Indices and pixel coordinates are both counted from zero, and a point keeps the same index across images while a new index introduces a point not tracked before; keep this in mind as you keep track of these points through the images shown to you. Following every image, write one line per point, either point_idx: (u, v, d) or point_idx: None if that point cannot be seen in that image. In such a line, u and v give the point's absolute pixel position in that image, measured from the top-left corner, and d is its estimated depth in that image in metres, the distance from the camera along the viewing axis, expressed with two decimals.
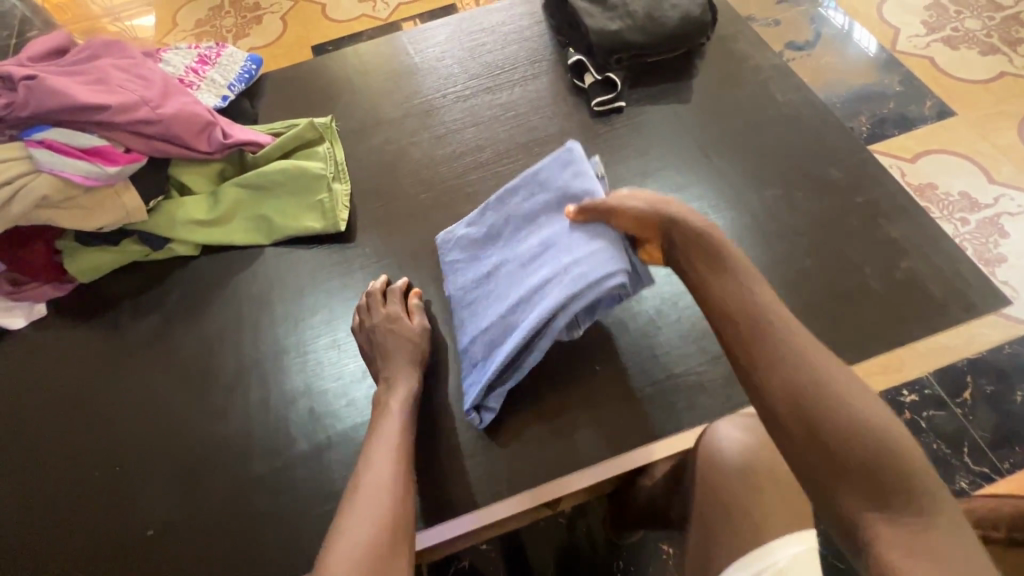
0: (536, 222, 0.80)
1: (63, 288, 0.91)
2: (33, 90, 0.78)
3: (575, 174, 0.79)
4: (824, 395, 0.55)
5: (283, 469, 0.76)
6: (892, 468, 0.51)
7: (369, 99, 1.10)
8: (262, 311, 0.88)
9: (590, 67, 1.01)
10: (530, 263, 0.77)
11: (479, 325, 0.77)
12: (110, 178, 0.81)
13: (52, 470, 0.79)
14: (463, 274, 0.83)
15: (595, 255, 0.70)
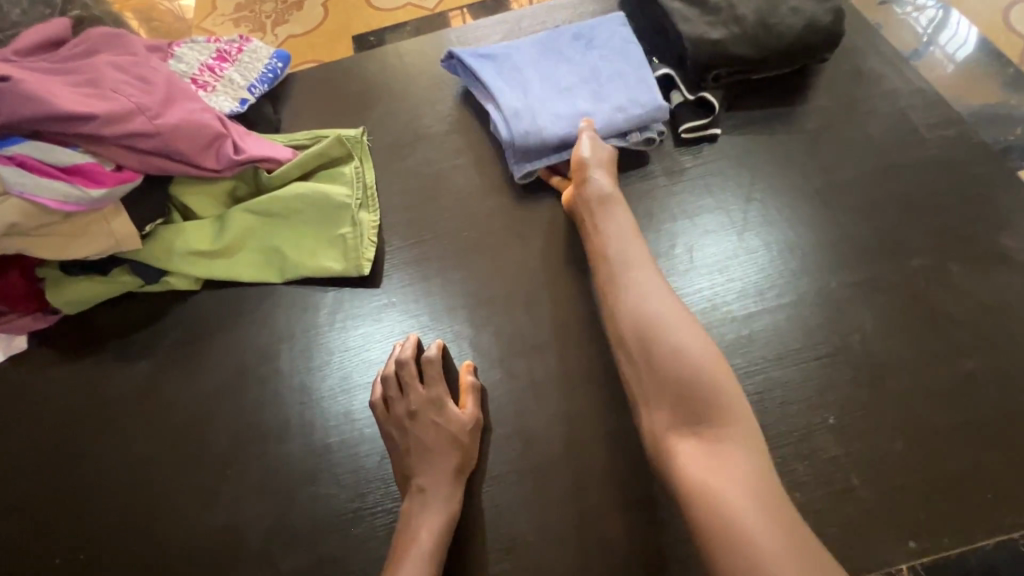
0: (603, 85, 0.80)
1: (45, 319, 0.78)
2: (6, 94, 0.64)
3: (620, 109, 0.77)
4: (658, 327, 0.58)
5: None
6: (708, 393, 0.54)
7: (408, 109, 0.93)
8: (256, 361, 0.74)
9: (680, 85, 0.81)
10: (561, 79, 0.81)
11: (515, 54, 0.83)
12: (93, 203, 0.67)
13: (13, 546, 0.68)
14: (580, 39, 0.85)
15: (527, 133, 0.76)
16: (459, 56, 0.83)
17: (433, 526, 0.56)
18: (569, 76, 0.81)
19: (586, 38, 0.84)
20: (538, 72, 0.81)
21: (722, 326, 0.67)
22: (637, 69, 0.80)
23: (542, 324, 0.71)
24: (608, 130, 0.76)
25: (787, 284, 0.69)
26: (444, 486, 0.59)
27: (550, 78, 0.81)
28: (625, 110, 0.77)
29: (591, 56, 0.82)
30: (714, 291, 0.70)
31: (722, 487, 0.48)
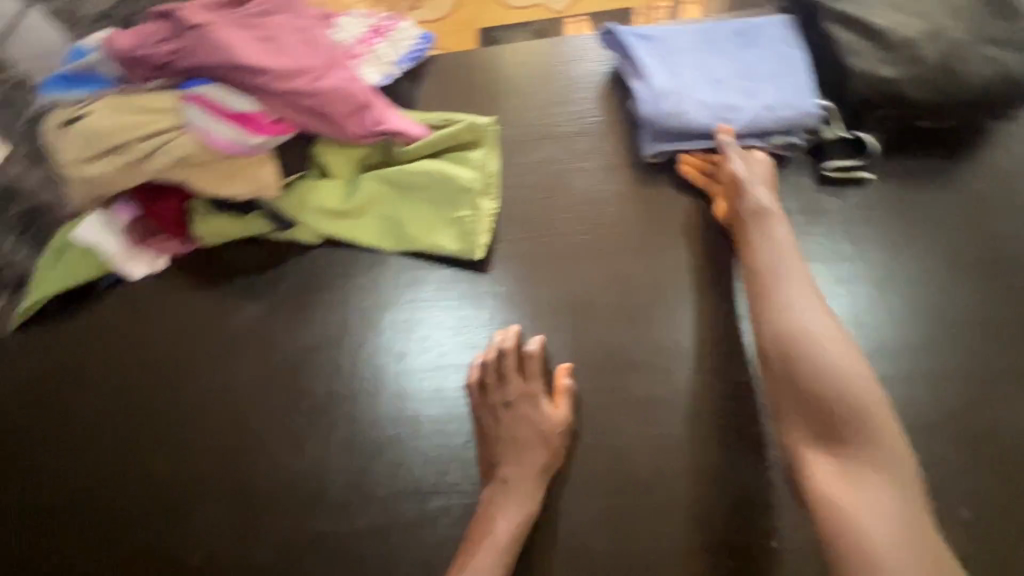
0: (757, 83, 0.79)
1: (186, 246, 0.86)
2: (202, 41, 0.71)
3: (767, 108, 0.76)
4: (801, 341, 0.55)
5: (347, 535, 0.64)
6: (854, 413, 0.52)
7: (540, 106, 0.94)
8: (364, 309, 0.78)
9: (836, 120, 0.76)
10: (715, 70, 0.82)
11: (675, 41, 0.87)
12: (251, 149, 0.73)
13: (129, 449, 0.76)
14: (744, 33, 0.86)
15: (666, 116, 0.78)
16: (617, 33, 0.90)
17: (509, 521, 0.57)
18: (724, 69, 0.82)
19: (749, 36, 0.85)
20: (693, 59, 0.84)
21: None
22: (797, 72, 0.79)
23: (647, 341, 0.69)
24: (750, 129, 0.76)
25: (916, 353, 0.66)
26: (526, 484, 0.59)
27: (704, 68, 0.83)
28: (774, 109, 0.76)
29: (751, 52, 0.83)
30: None
31: (867, 518, 0.46)
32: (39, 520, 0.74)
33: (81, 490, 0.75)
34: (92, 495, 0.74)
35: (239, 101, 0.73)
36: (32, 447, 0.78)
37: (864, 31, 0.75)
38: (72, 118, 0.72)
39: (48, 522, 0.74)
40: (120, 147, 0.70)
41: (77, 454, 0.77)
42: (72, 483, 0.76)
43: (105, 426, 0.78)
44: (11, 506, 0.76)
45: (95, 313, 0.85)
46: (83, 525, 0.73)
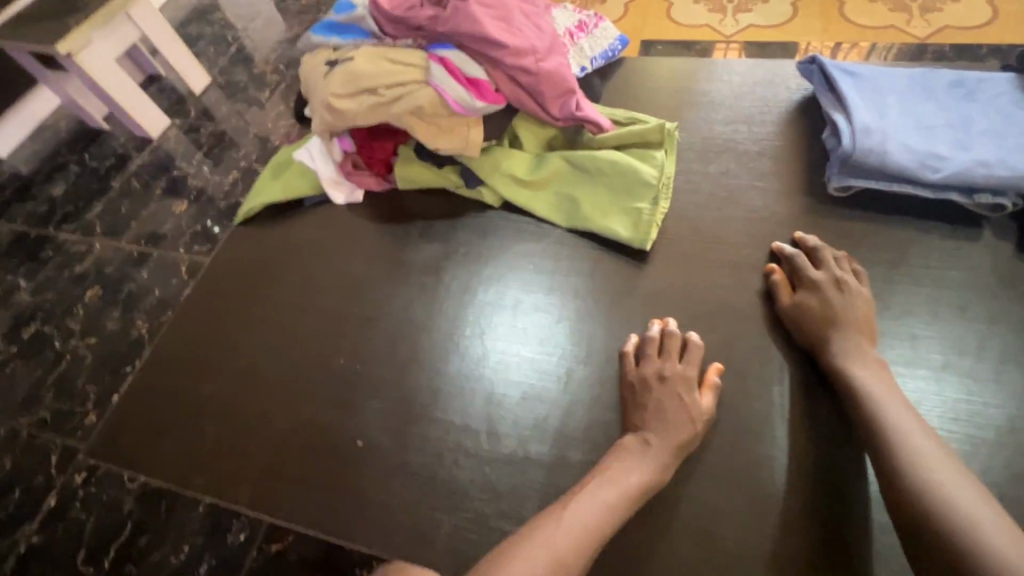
0: (971, 138, 0.78)
1: (382, 184, 0.99)
2: (458, 10, 0.81)
3: (982, 163, 0.74)
4: (891, 449, 0.58)
5: (486, 462, 0.72)
6: (956, 512, 0.52)
7: (722, 121, 0.97)
8: (518, 272, 0.86)
9: None
10: (924, 117, 0.81)
11: (883, 82, 0.87)
12: (469, 108, 0.82)
13: (305, 341, 0.87)
14: (958, 89, 0.84)
15: (870, 151, 0.77)
16: (823, 64, 0.91)
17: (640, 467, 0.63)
18: (934, 118, 0.81)
19: (966, 89, 0.84)
20: (902, 103, 0.84)
21: (1014, 452, 0.62)
22: (1019, 135, 0.76)
23: (801, 361, 0.71)
24: (958, 181, 0.74)
25: None
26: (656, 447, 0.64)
27: (913, 113, 0.82)
28: (988, 166, 0.74)
29: (965, 108, 0.82)
30: (1015, 412, 0.64)
31: None
32: (221, 382, 0.86)
33: (256, 366, 0.87)
34: (267, 372, 0.86)
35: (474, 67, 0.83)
36: (228, 322, 0.92)
37: None
38: (338, 59, 0.86)
39: (227, 385, 0.86)
40: (371, 89, 0.83)
41: (261, 335, 0.90)
42: (252, 358, 0.88)
43: (289, 319, 0.90)
44: (202, 364, 0.89)
45: (297, 224, 1.01)
46: (255, 395, 0.84)
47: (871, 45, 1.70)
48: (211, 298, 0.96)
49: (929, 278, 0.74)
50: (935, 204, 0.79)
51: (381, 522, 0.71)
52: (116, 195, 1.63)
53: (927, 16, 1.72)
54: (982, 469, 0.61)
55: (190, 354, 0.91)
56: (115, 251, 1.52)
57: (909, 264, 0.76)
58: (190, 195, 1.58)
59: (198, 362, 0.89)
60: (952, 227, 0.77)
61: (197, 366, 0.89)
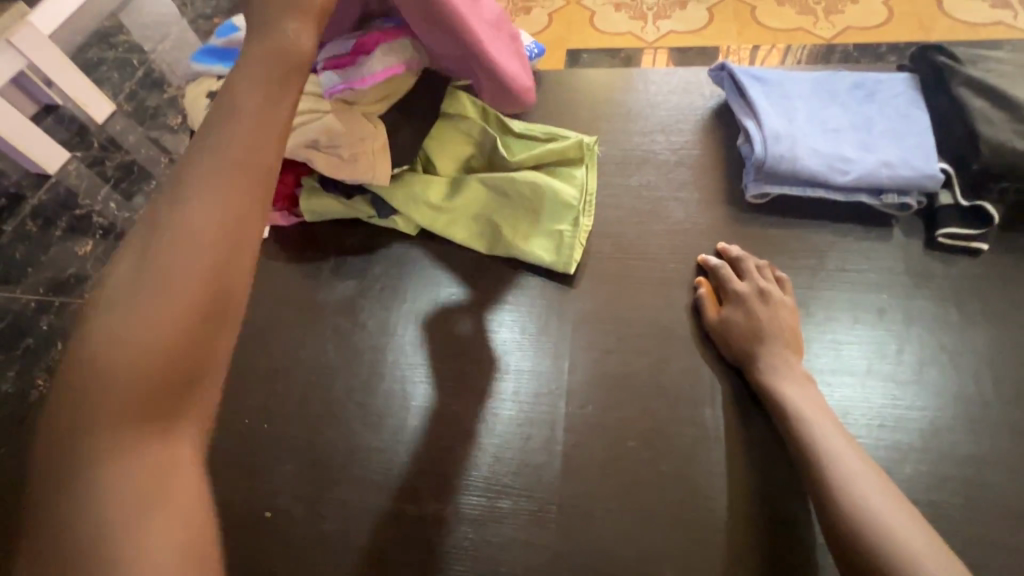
0: (874, 138, 0.79)
1: (288, 220, 0.91)
2: None
3: (885, 164, 0.75)
4: (827, 475, 0.55)
5: (414, 522, 0.65)
6: (895, 542, 0.50)
7: (640, 132, 0.96)
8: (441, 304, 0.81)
9: (954, 187, 0.74)
10: (830, 119, 0.82)
11: (789, 86, 0.87)
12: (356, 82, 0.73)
13: None
14: (861, 89, 0.86)
15: (780, 158, 0.77)
16: (731, 71, 0.90)
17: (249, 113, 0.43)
18: (839, 120, 0.82)
19: (866, 91, 0.85)
20: (807, 106, 0.84)
21: (938, 456, 0.61)
22: (918, 132, 0.78)
23: (732, 379, 0.69)
24: (866, 182, 0.75)
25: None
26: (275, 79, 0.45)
27: (818, 116, 0.83)
28: (892, 167, 0.75)
29: (867, 108, 0.83)
30: (936, 413, 0.64)
31: None
32: None
33: None
34: None
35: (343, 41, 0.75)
36: None
37: (998, 101, 0.73)
38: (220, 90, 0.78)
39: None
40: None
41: None
42: None
43: None
44: None
45: None
46: None
47: (787, 45, 1.75)
48: None
49: (847, 281, 0.74)
50: (848, 206, 0.80)
51: None
52: (10, 238, 1.45)
53: (831, 18, 1.80)
54: (910, 478, 0.60)
55: None
56: (7, 301, 1.35)
57: (828, 269, 0.75)
58: (95, 233, 1.43)
59: None
60: (865, 227, 0.78)
61: None
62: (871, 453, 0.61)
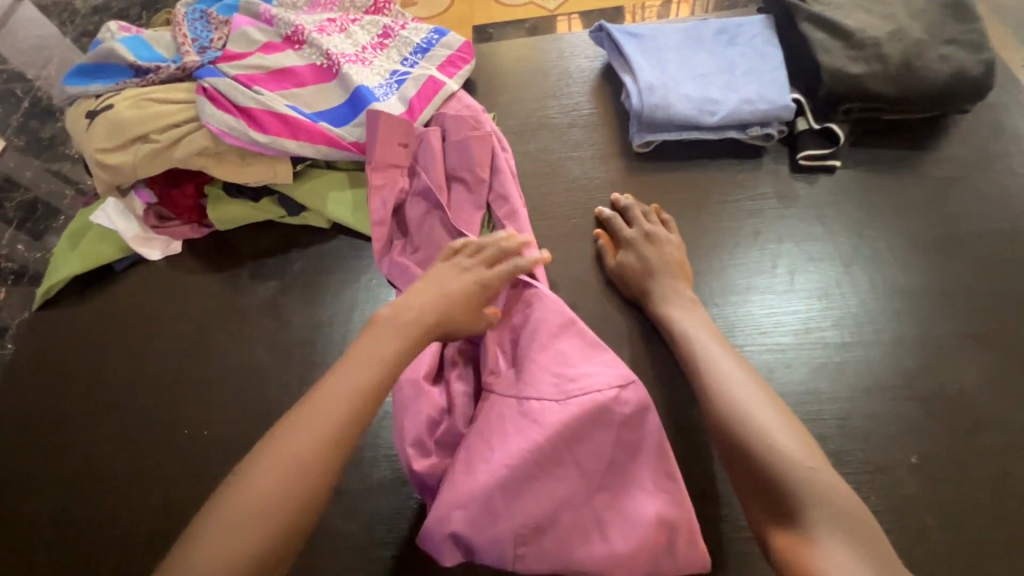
0: (737, 78, 0.86)
1: (200, 231, 0.91)
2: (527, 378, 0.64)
3: (746, 101, 0.83)
4: (708, 381, 0.61)
5: (359, 491, 0.68)
6: (760, 432, 0.56)
7: (534, 99, 1.00)
8: (363, 291, 0.85)
9: (806, 113, 0.82)
10: (699, 66, 0.88)
11: (661, 39, 0.93)
12: (261, 148, 0.79)
13: (147, 420, 0.80)
14: (726, 34, 0.92)
15: (655, 107, 0.83)
16: (608, 30, 0.95)
17: (480, 267, 0.69)
18: (706, 65, 0.88)
19: (729, 35, 0.92)
20: (677, 56, 0.90)
21: (813, 350, 0.69)
22: (773, 69, 0.85)
23: (635, 315, 0.76)
24: (732, 119, 0.83)
25: (888, 321, 0.71)
26: (472, 263, 0.70)
27: (688, 64, 0.89)
28: (752, 103, 0.82)
29: (730, 51, 0.90)
30: (809, 316, 0.72)
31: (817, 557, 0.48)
32: (52, 491, 0.77)
33: (95, 460, 0.78)
34: (108, 461, 0.78)
35: (270, 94, 0.81)
36: (51, 420, 0.83)
37: (835, 32, 0.81)
38: (97, 109, 0.77)
39: (61, 491, 0.77)
40: (142, 135, 0.76)
41: (95, 424, 0.81)
42: (88, 452, 0.79)
43: (122, 400, 0.82)
44: (33, 472, 0.79)
45: (113, 293, 0.91)
46: (99, 491, 0.76)
47: None
48: (25, 399, 0.85)
49: (727, 212, 0.82)
50: (723, 143, 0.87)
51: None
52: None
53: None
54: (791, 373, 0.68)
55: (15, 466, 0.80)
56: None
57: (711, 203, 0.83)
58: (6, 279, 1.36)
59: (23, 472, 0.79)
60: (739, 160, 0.85)
61: (23, 478, 0.79)
62: (756, 359, 0.69)
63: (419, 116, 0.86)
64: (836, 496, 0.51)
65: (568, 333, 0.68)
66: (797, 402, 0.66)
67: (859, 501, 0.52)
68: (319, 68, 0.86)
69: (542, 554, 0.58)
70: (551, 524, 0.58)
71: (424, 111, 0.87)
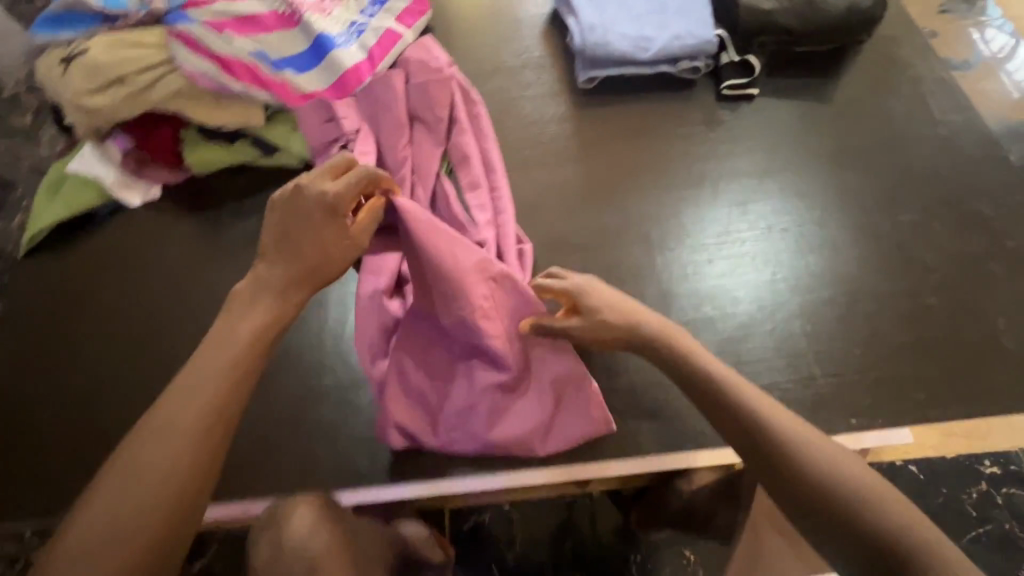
0: (668, 17, 0.95)
1: (178, 176, 0.97)
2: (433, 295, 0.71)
3: (675, 37, 0.92)
4: (758, 432, 0.56)
5: (348, 387, 0.80)
6: (823, 476, 0.52)
7: (489, 43, 1.07)
8: None
9: (728, 47, 0.93)
10: (635, 5, 0.97)
11: None
12: (234, 94, 0.85)
13: (149, 347, 0.88)
14: None
15: (596, 45, 0.93)
16: None
17: (321, 180, 0.65)
18: (642, 5, 0.97)
19: None
20: None
21: (731, 248, 0.81)
22: (700, 8, 0.95)
23: (581, 228, 0.86)
24: (664, 54, 0.93)
25: (797, 220, 0.82)
26: (331, 181, 0.65)
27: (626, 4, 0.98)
28: (680, 39, 0.92)
29: None
30: (730, 221, 0.84)
31: None
32: (59, 414, 0.85)
33: (100, 385, 0.86)
34: (113, 384, 0.86)
35: (239, 40, 0.86)
36: (51, 355, 0.89)
37: None
38: (71, 54, 0.81)
39: (70, 412, 0.85)
40: (120, 78, 0.81)
41: (96, 354, 0.89)
42: (93, 379, 0.87)
43: (120, 331, 0.90)
44: (38, 400, 0.86)
45: (98, 238, 0.96)
46: (108, 410, 0.85)
47: None
48: (20, 338, 0.91)
49: (661, 138, 0.92)
50: (658, 78, 0.97)
51: (262, 471, 0.75)
52: None
53: None
54: (711, 267, 0.80)
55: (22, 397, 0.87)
56: None
57: (647, 130, 0.93)
58: None
59: (29, 402, 0.86)
60: (672, 92, 0.96)
61: (33, 406, 0.86)
62: (685, 259, 0.81)
63: (380, 64, 0.93)
64: (850, 471, 0.52)
65: (455, 240, 0.70)
66: (716, 290, 0.78)
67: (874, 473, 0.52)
68: (282, 16, 0.92)
69: (472, 436, 0.73)
70: (476, 411, 0.73)
71: (385, 60, 0.94)
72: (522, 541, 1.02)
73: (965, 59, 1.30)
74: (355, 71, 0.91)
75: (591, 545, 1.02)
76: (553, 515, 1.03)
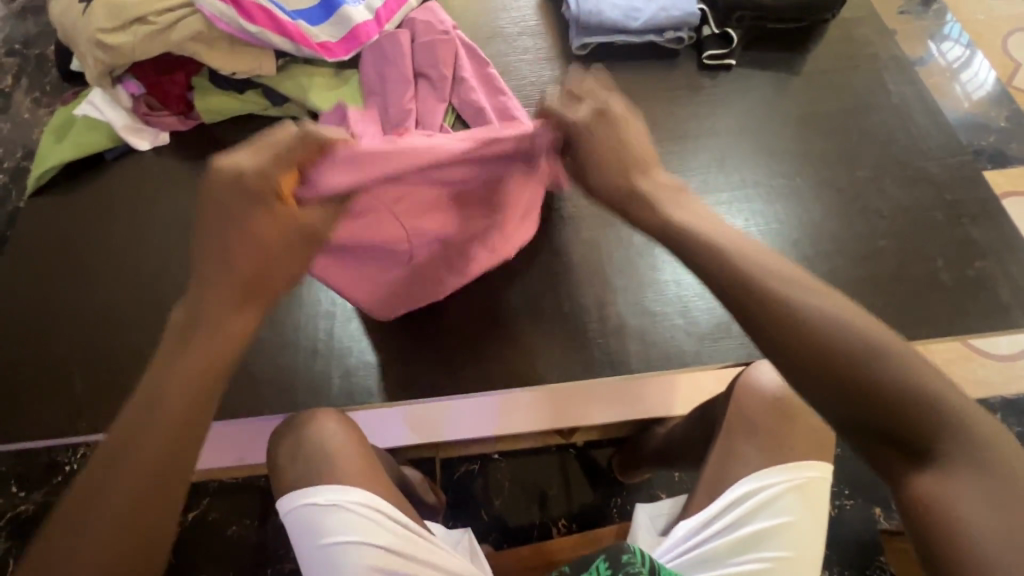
0: None
1: (186, 123, 1.00)
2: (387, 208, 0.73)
3: (662, 8, 1.01)
4: (773, 305, 0.54)
5: (357, 315, 0.85)
6: (839, 344, 0.51)
7: (488, 10, 1.13)
8: None
9: (710, 20, 1.03)
10: None
11: None
12: (250, 37, 0.89)
13: (157, 282, 0.92)
14: None
15: (590, 13, 1.01)
16: None
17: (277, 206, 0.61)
18: None
19: None
20: None
21: (707, 196, 0.90)
22: None
23: None
24: (651, 22, 1.01)
25: (766, 173, 0.92)
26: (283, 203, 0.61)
27: None
28: (667, 10, 1.00)
29: None
30: (708, 174, 0.92)
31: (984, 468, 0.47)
32: (70, 344, 0.88)
33: (109, 317, 0.90)
34: (123, 316, 0.90)
35: None
36: (59, 289, 0.92)
37: None
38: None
39: (80, 343, 0.88)
40: (139, 18, 0.86)
41: (103, 290, 0.92)
42: (102, 311, 0.90)
43: (126, 269, 0.93)
44: (47, 331, 0.89)
45: (104, 179, 0.99)
46: (119, 340, 0.88)
47: None
48: (28, 274, 0.93)
49: (647, 100, 1.00)
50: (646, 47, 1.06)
51: (274, 389, 0.80)
52: None
53: None
54: None
55: (30, 328, 0.90)
56: None
57: (634, 93, 1.01)
58: None
59: (38, 333, 0.89)
60: (658, 60, 1.04)
61: (39, 337, 0.89)
62: None
63: (386, 25, 0.97)
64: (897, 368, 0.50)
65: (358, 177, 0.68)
66: None
67: (935, 377, 0.50)
68: None
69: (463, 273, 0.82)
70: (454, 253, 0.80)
71: (391, 20, 0.97)
72: (511, 487, 1.08)
73: (920, 53, 1.42)
74: (363, 28, 0.95)
75: (576, 489, 1.08)
76: (540, 463, 1.10)
